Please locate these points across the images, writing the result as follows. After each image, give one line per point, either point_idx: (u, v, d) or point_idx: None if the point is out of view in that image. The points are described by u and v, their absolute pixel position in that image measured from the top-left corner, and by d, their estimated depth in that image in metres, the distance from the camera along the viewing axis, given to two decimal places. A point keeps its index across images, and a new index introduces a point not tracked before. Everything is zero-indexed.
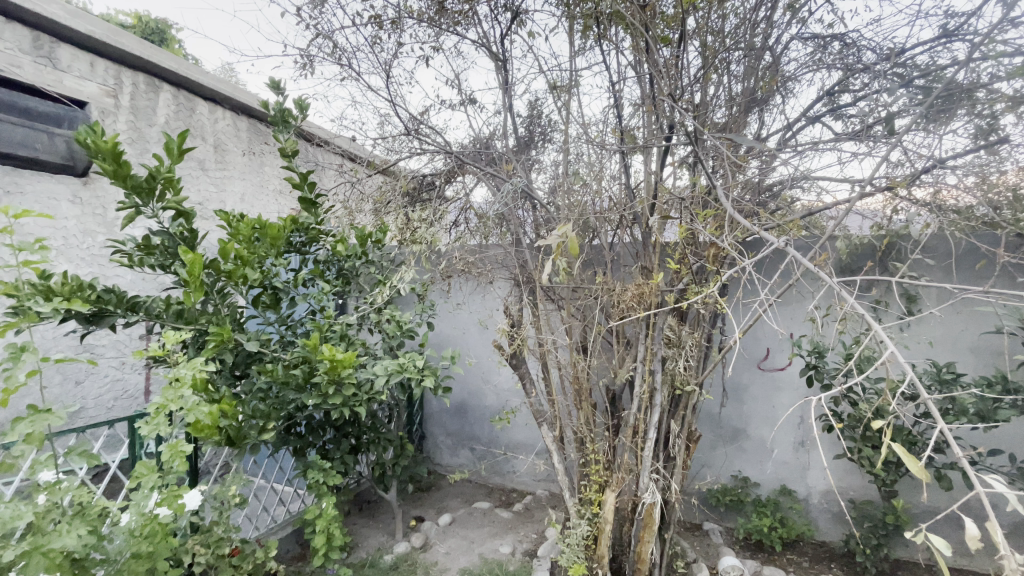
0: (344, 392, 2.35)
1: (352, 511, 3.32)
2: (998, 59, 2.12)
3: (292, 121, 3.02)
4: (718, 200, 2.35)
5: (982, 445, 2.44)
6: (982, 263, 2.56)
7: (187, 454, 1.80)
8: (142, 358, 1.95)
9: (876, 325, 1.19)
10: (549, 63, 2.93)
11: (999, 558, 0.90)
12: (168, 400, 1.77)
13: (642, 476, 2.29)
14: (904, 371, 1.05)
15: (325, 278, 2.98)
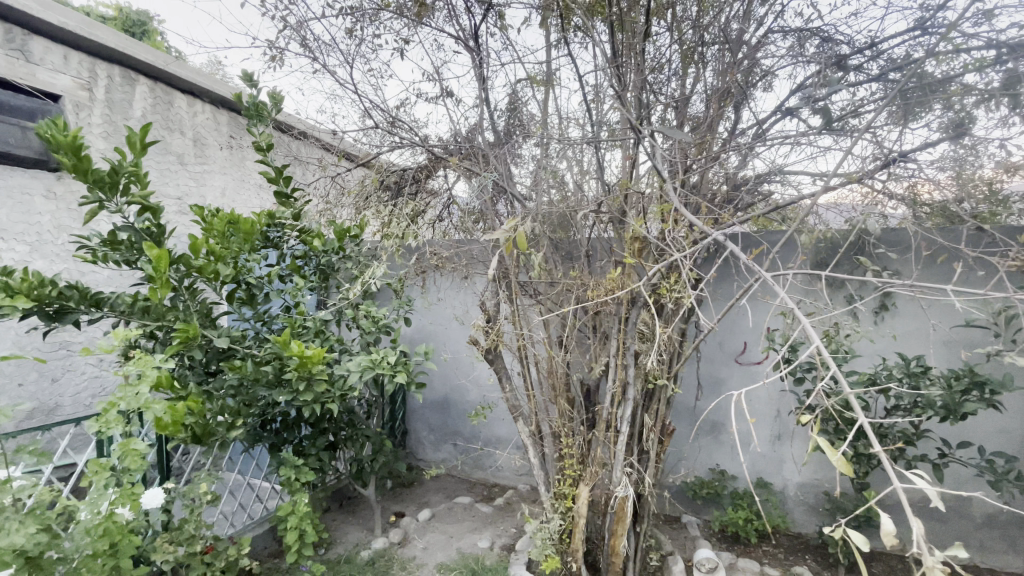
0: (316, 388, 2.33)
1: (331, 508, 3.30)
2: (967, 52, 2.12)
3: (267, 114, 2.96)
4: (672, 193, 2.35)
5: (950, 438, 2.48)
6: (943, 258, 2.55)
7: (141, 453, 1.78)
8: (88, 357, 1.92)
9: (808, 319, 1.22)
10: (528, 55, 2.89)
11: (923, 549, 0.91)
12: (121, 398, 1.78)
13: (615, 470, 2.29)
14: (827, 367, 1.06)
15: (303, 273, 2.96)
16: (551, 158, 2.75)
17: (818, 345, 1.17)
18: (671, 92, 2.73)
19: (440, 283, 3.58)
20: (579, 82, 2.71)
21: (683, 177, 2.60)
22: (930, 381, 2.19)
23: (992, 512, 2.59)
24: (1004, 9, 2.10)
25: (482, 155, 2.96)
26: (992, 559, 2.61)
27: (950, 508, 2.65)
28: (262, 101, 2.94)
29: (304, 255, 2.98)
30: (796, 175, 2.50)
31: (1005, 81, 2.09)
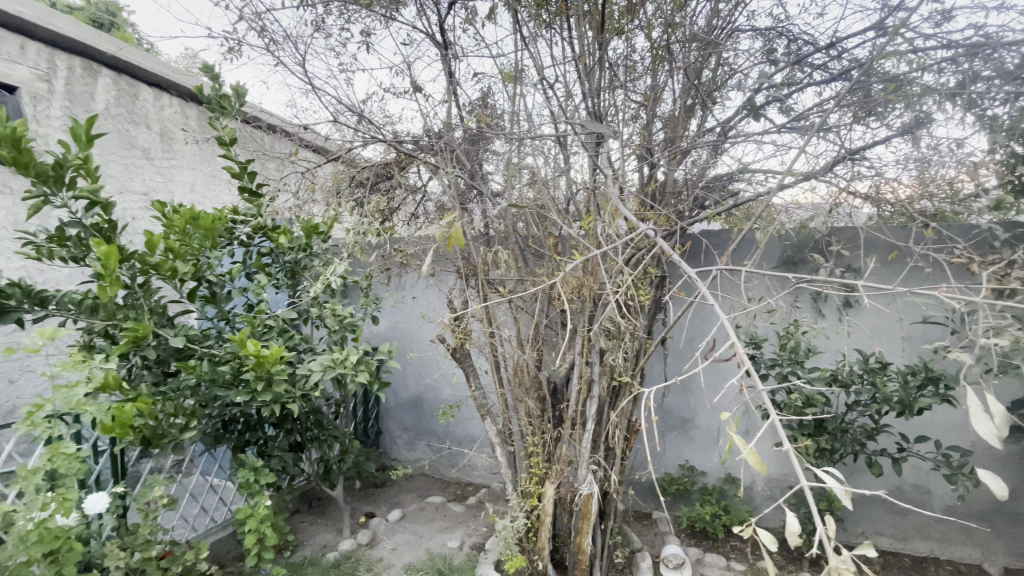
0: (275, 388, 2.29)
1: (299, 510, 3.25)
2: (924, 52, 2.14)
3: (231, 108, 2.87)
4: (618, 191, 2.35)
5: (908, 433, 2.54)
6: (895, 254, 2.58)
7: (72, 456, 1.81)
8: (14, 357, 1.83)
9: (726, 319, 1.26)
10: (498, 50, 2.83)
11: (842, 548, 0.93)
12: (51, 400, 1.81)
13: (580, 468, 2.29)
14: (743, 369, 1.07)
15: (268, 271, 2.88)
16: (522, 155, 2.71)
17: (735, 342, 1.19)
18: (641, 89, 2.70)
19: (408, 280, 3.55)
20: (551, 78, 2.67)
21: (653, 174, 2.59)
22: (887, 377, 2.23)
23: (951, 504, 2.63)
24: (961, 10, 2.12)
25: (451, 152, 2.82)
26: (951, 551, 2.67)
27: (912, 501, 2.69)
28: (225, 94, 2.85)
29: (270, 252, 2.90)
30: (762, 173, 2.51)
31: (961, 81, 2.12)
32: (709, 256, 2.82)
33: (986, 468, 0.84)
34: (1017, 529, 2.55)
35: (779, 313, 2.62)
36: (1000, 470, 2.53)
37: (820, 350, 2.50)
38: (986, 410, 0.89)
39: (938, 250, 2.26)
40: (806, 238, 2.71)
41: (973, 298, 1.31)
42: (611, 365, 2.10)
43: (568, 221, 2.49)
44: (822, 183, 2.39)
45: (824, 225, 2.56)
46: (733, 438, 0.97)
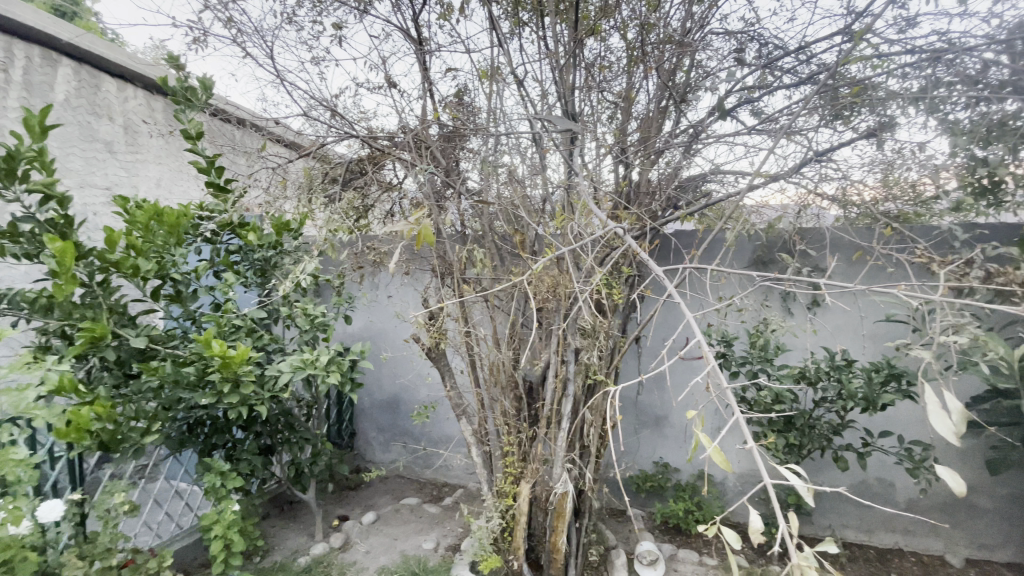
0: (242, 390, 2.23)
1: (270, 514, 3.17)
2: (886, 57, 2.21)
3: (197, 100, 2.77)
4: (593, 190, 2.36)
5: (873, 428, 2.62)
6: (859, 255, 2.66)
7: (22, 463, 1.72)
8: None
9: (694, 317, 1.27)
10: (475, 46, 2.80)
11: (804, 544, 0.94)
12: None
13: (555, 467, 2.29)
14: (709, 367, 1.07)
15: (237, 270, 2.80)
16: (499, 153, 2.69)
17: (701, 341, 1.20)
18: (617, 89, 2.71)
19: (382, 279, 3.49)
20: (528, 76, 2.65)
21: (628, 174, 2.60)
22: (852, 374, 2.30)
23: (913, 497, 2.72)
24: (924, 17, 2.19)
25: (426, 149, 2.77)
26: (913, 542, 2.76)
27: (877, 494, 2.77)
28: (191, 86, 2.75)
29: (239, 249, 2.81)
30: (734, 173, 2.55)
31: (923, 87, 2.19)
32: (678, 254, 2.88)
33: (943, 465, 0.86)
34: (974, 520, 2.65)
35: (749, 312, 2.68)
36: (959, 463, 2.63)
37: (788, 348, 2.55)
38: (944, 407, 0.91)
39: (900, 251, 2.34)
40: (774, 238, 2.77)
41: (929, 297, 1.35)
42: (586, 364, 2.11)
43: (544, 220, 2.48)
44: (793, 184, 2.44)
45: (795, 226, 2.62)
46: (698, 436, 0.97)
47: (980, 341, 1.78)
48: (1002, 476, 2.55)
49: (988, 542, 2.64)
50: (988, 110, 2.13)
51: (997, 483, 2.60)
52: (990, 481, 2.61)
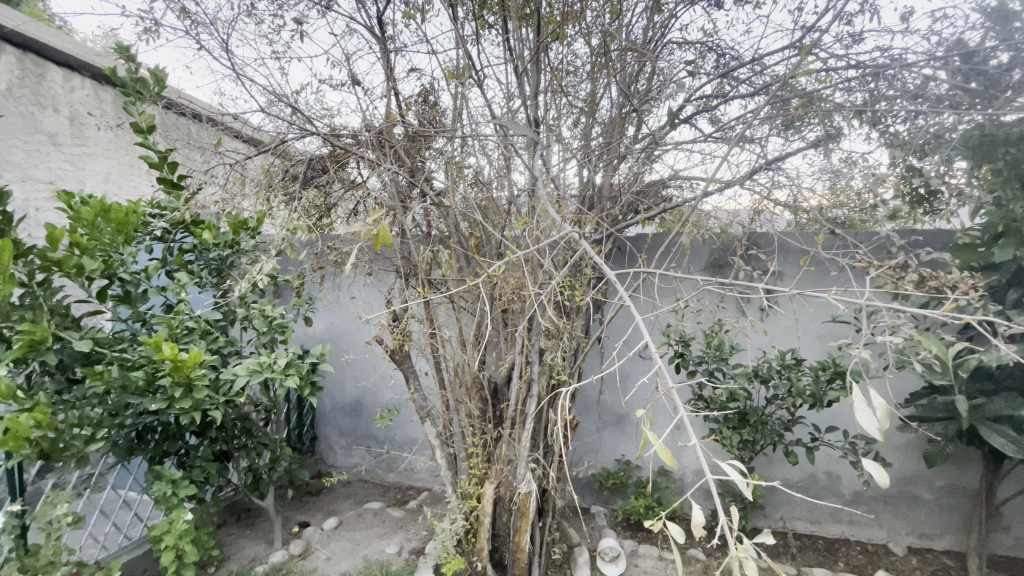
0: (195, 395, 2.15)
1: (226, 522, 3.06)
2: (832, 71, 2.34)
3: (149, 93, 2.64)
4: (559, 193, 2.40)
5: (819, 423, 2.77)
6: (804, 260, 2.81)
7: None
8: None
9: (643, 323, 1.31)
10: (441, 47, 2.78)
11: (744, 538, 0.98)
12: None
13: (519, 467, 2.31)
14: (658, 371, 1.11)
15: (191, 270, 2.69)
16: (465, 154, 2.67)
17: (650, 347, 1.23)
18: (581, 94, 2.76)
19: (344, 280, 3.44)
20: (493, 78, 2.66)
21: (591, 178, 2.65)
22: (801, 372, 2.41)
23: (859, 489, 2.87)
24: (868, 34, 2.33)
25: (391, 148, 2.73)
26: (859, 532, 2.91)
27: (825, 486, 2.92)
28: (142, 77, 2.62)
29: (193, 248, 2.69)
30: (692, 179, 2.64)
31: (866, 100, 2.32)
32: (635, 258, 2.97)
33: (868, 459, 0.92)
34: (913, 510, 2.82)
35: (705, 313, 2.77)
36: (899, 456, 2.80)
37: (742, 348, 2.66)
38: (870, 404, 0.97)
39: (842, 257, 2.47)
40: (729, 241, 2.88)
41: (858, 301, 1.47)
42: (549, 364, 2.14)
43: (508, 222, 2.50)
44: (747, 190, 2.53)
45: (750, 230, 2.72)
46: (647, 433, 1.01)
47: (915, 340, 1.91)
48: (938, 468, 2.72)
49: (926, 530, 2.82)
50: (924, 123, 2.28)
51: (933, 475, 2.77)
52: (928, 472, 2.78)
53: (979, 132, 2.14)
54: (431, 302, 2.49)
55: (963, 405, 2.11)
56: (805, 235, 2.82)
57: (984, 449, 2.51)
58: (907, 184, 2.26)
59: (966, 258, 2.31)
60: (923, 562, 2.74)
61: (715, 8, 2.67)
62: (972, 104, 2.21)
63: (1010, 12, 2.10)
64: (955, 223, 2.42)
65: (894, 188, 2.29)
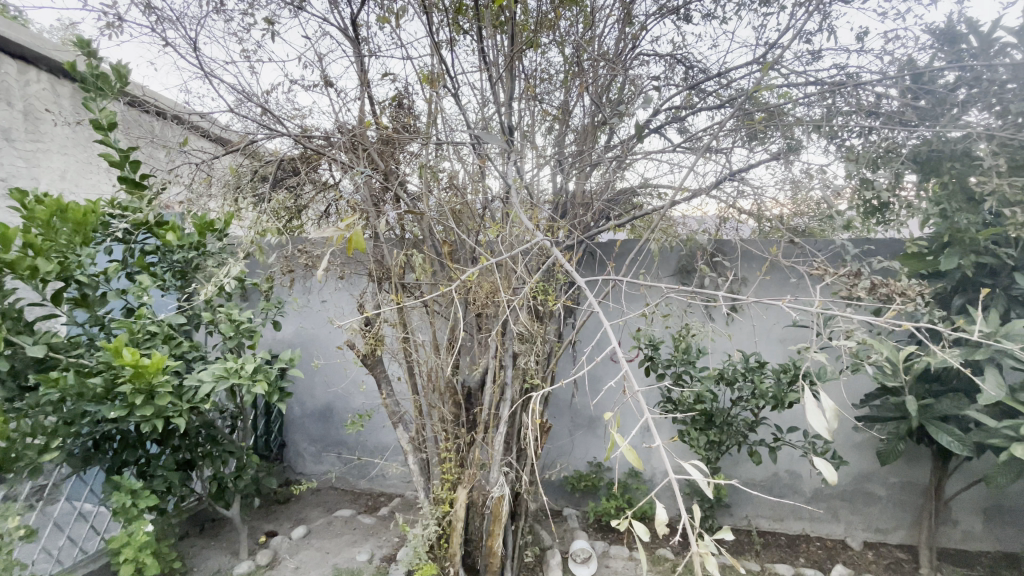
0: (157, 402, 2.08)
1: (188, 533, 2.96)
2: (791, 86, 2.45)
3: (111, 89, 2.55)
4: (532, 198, 2.43)
5: (781, 424, 2.89)
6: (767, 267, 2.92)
7: None
8: None
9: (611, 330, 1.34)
10: (415, 51, 2.78)
11: (703, 536, 1.02)
12: None
13: (491, 471, 2.32)
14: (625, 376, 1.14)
15: (153, 272, 2.59)
16: (440, 158, 2.67)
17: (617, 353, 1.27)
18: (554, 102, 2.81)
19: (315, 283, 3.39)
20: (468, 85, 2.67)
21: (564, 184, 2.70)
22: (763, 375, 2.51)
23: (818, 487, 3.00)
24: (826, 52, 2.45)
25: (364, 151, 2.71)
26: (819, 528, 3.03)
27: (787, 485, 3.03)
28: (104, 73, 2.53)
29: (156, 250, 2.60)
30: (660, 188, 2.72)
31: (823, 115, 2.44)
32: (605, 264, 3.05)
33: (819, 457, 0.97)
34: (869, 506, 2.96)
35: (673, 318, 2.86)
36: (856, 454, 2.93)
37: (708, 351, 2.75)
38: (821, 406, 1.02)
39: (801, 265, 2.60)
40: (694, 250, 2.96)
41: (809, 309, 1.57)
42: (522, 368, 2.16)
43: (482, 226, 2.52)
44: (714, 198, 2.62)
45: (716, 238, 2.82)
46: (613, 435, 1.04)
47: (868, 345, 2.02)
48: (890, 465, 2.87)
49: (881, 525, 2.95)
50: (876, 139, 2.41)
51: (888, 472, 2.91)
52: (882, 470, 2.92)
53: (926, 146, 2.30)
54: (404, 307, 2.47)
55: (913, 405, 2.24)
56: (766, 242, 2.92)
57: (932, 446, 2.66)
58: (860, 196, 2.35)
59: (915, 267, 2.46)
60: (878, 555, 2.87)
61: (683, 21, 2.76)
62: (921, 121, 2.35)
63: (956, 35, 2.24)
64: (905, 233, 2.56)
65: (848, 199, 2.36)
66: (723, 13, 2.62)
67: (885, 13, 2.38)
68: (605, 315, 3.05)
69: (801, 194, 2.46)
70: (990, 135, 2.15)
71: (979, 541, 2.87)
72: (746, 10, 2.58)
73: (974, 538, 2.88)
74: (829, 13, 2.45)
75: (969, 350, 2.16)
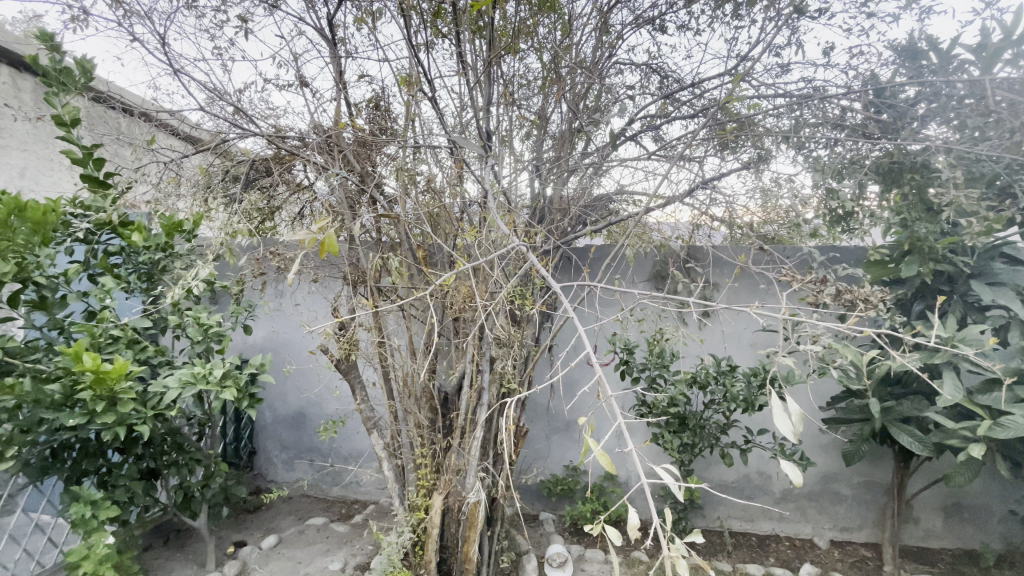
0: (119, 409, 2.01)
1: (152, 545, 2.85)
2: (761, 98, 2.53)
3: (74, 83, 2.45)
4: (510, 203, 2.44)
5: (751, 426, 2.96)
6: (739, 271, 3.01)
7: None
8: None
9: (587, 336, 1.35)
10: (393, 54, 2.76)
11: (673, 538, 1.04)
12: None
13: (468, 477, 2.30)
14: (599, 382, 1.16)
15: (117, 274, 2.49)
16: (417, 161, 2.65)
17: (592, 360, 1.28)
18: (532, 108, 2.83)
19: (287, 286, 3.33)
20: (445, 89, 2.67)
21: (542, 190, 2.72)
22: (734, 378, 2.57)
23: (787, 487, 3.08)
24: (794, 66, 2.54)
25: (340, 153, 2.68)
26: (789, 528, 3.10)
27: (757, 486, 3.10)
28: (67, 67, 2.43)
29: (120, 251, 2.50)
30: (636, 194, 2.77)
31: (791, 127, 2.52)
32: (581, 269, 3.08)
33: (785, 460, 1.00)
34: (835, 505, 3.05)
35: (648, 322, 2.91)
36: (822, 455, 3.02)
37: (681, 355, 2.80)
38: (787, 410, 1.05)
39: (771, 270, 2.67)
40: (668, 256, 3.01)
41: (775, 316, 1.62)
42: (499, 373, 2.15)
43: (459, 230, 2.52)
44: (687, 205, 2.67)
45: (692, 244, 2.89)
46: (588, 441, 1.05)
47: (833, 349, 2.09)
48: (855, 466, 2.96)
49: (847, 524, 3.04)
50: (840, 151, 2.50)
51: (852, 472, 3.01)
52: (848, 470, 3.02)
53: (888, 159, 2.39)
54: (379, 311, 2.44)
55: (876, 408, 2.32)
56: (736, 249, 3.01)
57: (894, 447, 2.76)
58: (826, 206, 2.42)
59: (876, 273, 2.49)
60: (844, 554, 2.96)
61: (659, 32, 2.82)
62: (883, 134, 2.45)
63: (916, 51, 2.35)
64: (869, 242, 2.65)
65: (814, 209, 2.44)
66: (696, 25, 2.68)
67: (850, 29, 2.48)
68: (580, 321, 3.09)
69: (770, 202, 2.53)
70: (947, 148, 2.25)
71: (939, 538, 2.99)
72: (719, 23, 2.65)
73: (934, 536, 3.00)
74: (797, 28, 2.54)
75: (928, 354, 2.26)
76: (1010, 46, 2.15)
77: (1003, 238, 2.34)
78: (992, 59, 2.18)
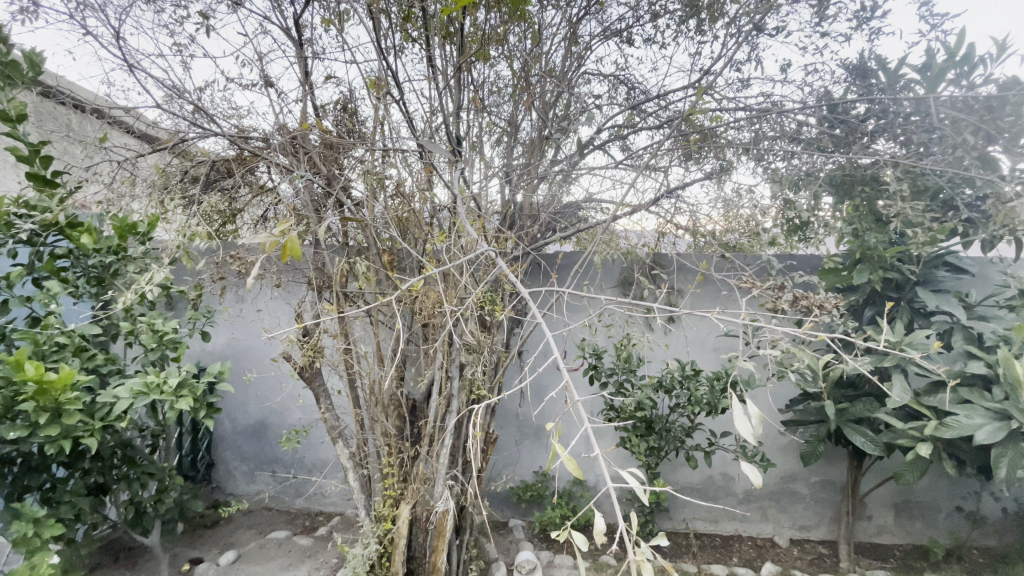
0: (64, 421, 1.89)
1: (101, 564, 2.70)
2: (722, 111, 2.62)
3: (20, 77, 2.31)
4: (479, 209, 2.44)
5: (714, 428, 3.04)
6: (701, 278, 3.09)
7: None
8: None
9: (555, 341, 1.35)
10: (362, 56, 2.73)
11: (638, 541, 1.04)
12: None
13: (437, 485, 2.27)
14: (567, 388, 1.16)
15: (65, 278, 2.35)
16: (386, 164, 2.60)
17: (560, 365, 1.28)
18: (503, 114, 2.84)
19: (248, 291, 3.23)
20: (414, 93, 2.66)
21: (512, 196, 2.73)
22: (698, 382, 2.63)
23: (749, 488, 3.17)
24: (753, 82, 2.64)
25: (306, 155, 2.63)
26: (751, 528, 3.18)
27: (721, 487, 3.18)
28: (12, 59, 2.29)
29: (68, 254, 2.36)
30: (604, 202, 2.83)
31: (750, 140, 2.62)
32: (549, 275, 3.10)
33: (746, 462, 1.02)
34: (794, 505, 3.15)
35: (615, 328, 2.96)
36: (782, 456, 3.13)
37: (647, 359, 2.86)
38: (748, 413, 1.08)
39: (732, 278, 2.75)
40: (634, 263, 3.07)
41: (734, 321, 1.59)
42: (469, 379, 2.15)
43: (428, 235, 2.50)
44: (653, 214, 2.73)
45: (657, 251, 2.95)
46: (555, 446, 1.05)
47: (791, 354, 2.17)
48: (811, 466, 3.08)
49: (805, 523, 3.15)
50: (798, 163, 2.61)
51: (810, 472, 3.12)
52: (805, 470, 3.13)
53: (841, 171, 2.51)
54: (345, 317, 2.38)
55: (831, 409, 2.43)
56: (699, 256, 3.05)
57: (848, 447, 2.88)
58: (784, 216, 2.48)
59: (830, 280, 2.61)
60: (803, 551, 3.06)
61: (626, 45, 2.88)
62: (836, 148, 2.57)
63: (867, 70, 2.48)
64: (824, 250, 2.76)
65: (773, 218, 2.50)
66: (661, 38, 2.76)
67: (806, 48, 2.61)
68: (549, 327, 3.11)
69: (731, 213, 2.59)
70: (894, 162, 2.39)
71: (890, 534, 3.13)
72: (683, 37, 2.73)
73: (886, 531, 3.14)
74: (756, 45, 2.64)
75: (878, 358, 2.37)
76: (953, 67, 2.30)
77: (945, 249, 2.49)
78: (936, 78, 2.34)
